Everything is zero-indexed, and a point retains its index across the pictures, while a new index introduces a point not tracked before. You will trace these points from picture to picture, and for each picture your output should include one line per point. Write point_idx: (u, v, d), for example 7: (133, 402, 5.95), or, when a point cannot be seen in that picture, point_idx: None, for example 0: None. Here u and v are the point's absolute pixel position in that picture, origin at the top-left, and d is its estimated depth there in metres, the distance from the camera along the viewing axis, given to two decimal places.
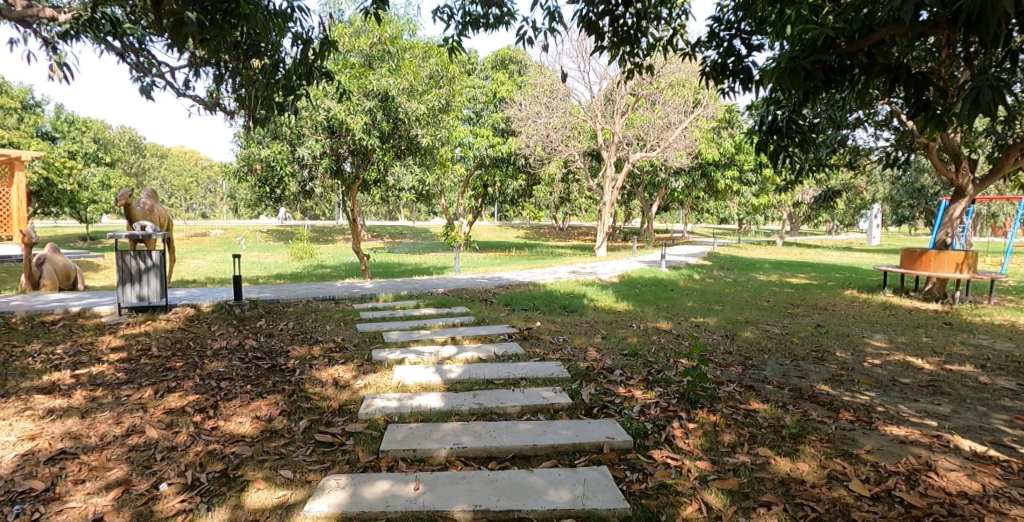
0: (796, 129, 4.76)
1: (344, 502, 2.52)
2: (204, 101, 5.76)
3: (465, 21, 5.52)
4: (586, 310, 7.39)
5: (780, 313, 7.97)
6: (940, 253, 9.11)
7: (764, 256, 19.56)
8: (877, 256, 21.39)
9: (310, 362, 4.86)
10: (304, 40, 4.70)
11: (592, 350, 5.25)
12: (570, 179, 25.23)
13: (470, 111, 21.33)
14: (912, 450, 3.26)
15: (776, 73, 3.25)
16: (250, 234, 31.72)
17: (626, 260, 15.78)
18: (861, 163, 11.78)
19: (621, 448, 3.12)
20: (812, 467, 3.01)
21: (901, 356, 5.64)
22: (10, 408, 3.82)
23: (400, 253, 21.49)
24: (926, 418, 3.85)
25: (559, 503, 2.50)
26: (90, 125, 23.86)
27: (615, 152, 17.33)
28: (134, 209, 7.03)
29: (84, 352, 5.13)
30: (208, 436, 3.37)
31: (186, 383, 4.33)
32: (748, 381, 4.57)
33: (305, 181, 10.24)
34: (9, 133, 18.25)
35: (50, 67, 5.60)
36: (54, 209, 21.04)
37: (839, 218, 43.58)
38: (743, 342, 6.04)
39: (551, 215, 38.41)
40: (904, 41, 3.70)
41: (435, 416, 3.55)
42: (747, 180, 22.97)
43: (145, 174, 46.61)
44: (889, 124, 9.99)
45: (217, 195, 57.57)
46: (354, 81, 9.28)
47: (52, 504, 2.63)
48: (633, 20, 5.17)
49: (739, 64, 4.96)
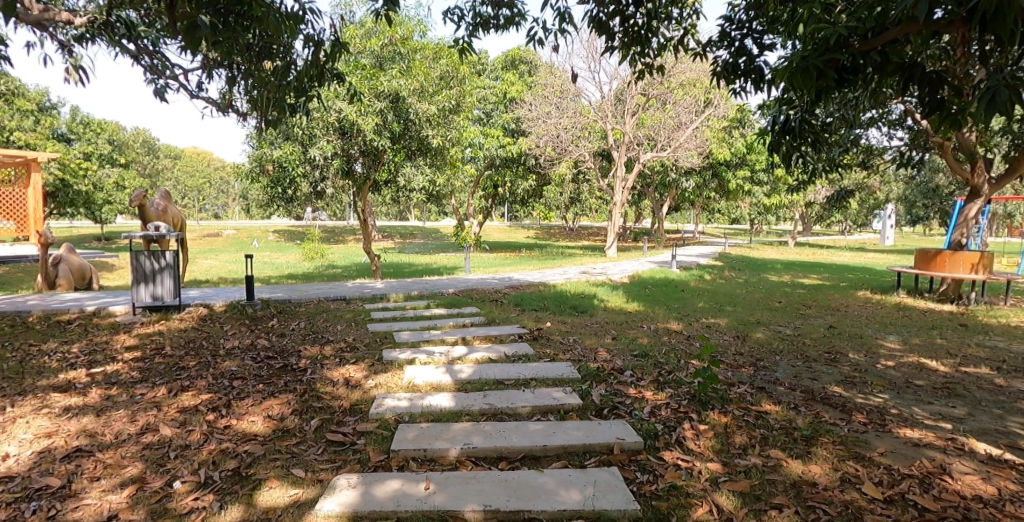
0: (809, 129, 4.71)
1: (355, 501, 2.53)
2: (217, 103, 5.80)
3: (475, 23, 5.53)
4: (597, 310, 7.39)
5: (792, 314, 7.92)
6: (955, 253, 8.98)
7: (777, 257, 19.32)
8: (891, 257, 21.34)
9: (321, 362, 4.90)
10: (316, 42, 4.71)
11: (602, 350, 5.25)
12: (581, 180, 25.28)
13: (481, 111, 21.24)
14: (926, 452, 3.22)
15: (788, 72, 3.22)
16: (262, 233, 32.01)
17: (638, 260, 15.66)
18: (875, 163, 11.63)
19: (631, 450, 3.12)
20: (825, 469, 2.99)
21: (915, 358, 5.58)
22: (28, 405, 3.89)
23: (411, 253, 21.75)
24: (941, 420, 3.82)
25: (569, 504, 2.50)
26: (106, 126, 24.16)
27: (626, 153, 17.20)
28: (148, 209, 7.09)
29: (99, 351, 5.20)
30: (222, 434, 3.41)
31: (200, 381, 4.38)
32: (759, 382, 4.55)
33: (317, 182, 10.33)
34: (26, 134, 18.67)
35: (66, 70, 5.68)
36: (70, 209, 21.35)
37: (852, 218, 43.48)
38: (755, 343, 6.02)
39: (561, 216, 38.46)
40: (918, 39, 3.67)
41: (445, 416, 3.56)
42: (759, 180, 22.95)
43: (159, 175, 46.92)
44: (904, 123, 9.86)
45: (230, 196, 58.71)
46: (365, 82, 9.29)
47: (68, 501, 2.67)
48: (644, 20, 5.15)
49: (750, 63, 4.93)
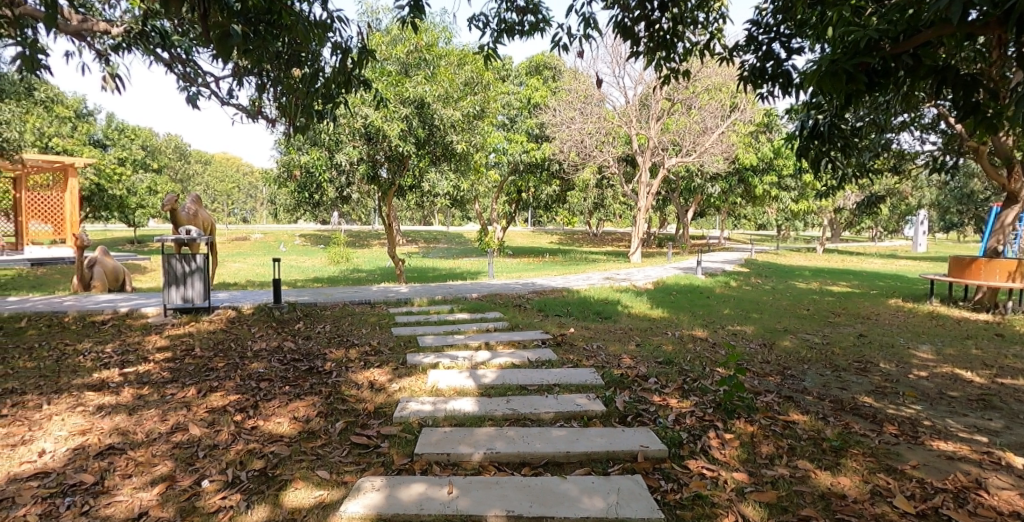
0: (838, 134, 4.62)
1: (379, 504, 2.55)
2: (247, 110, 5.93)
3: (500, 29, 5.55)
4: (621, 316, 7.34)
5: (820, 322, 7.77)
6: (990, 261, 8.70)
7: (806, 264, 18.96)
8: (924, 265, 20.81)
9: (346, 365, 4.96)
10: (344, 49, 4.78)
11: (626, 357, 5.21)
12: (604, 186, 25.19)
13: (505, 117, 21.36)
14: (961, 466, 3.12)
15: (816, 77, 3.15)
16: (289, 238, 32.59)
17: (662, 266, 15.52)
18: (907, 168, 11.35)
19: (656, 457, 3.09)
20: (855, 481, 2.92)
21: (949, 368, 5.42)
22: (64, 403, 4.01)
23: (434, 257, 21.93)
24: (976, 433, 3.70)
25: (592, 511, 2.48)
26: (139, 132, 24.89)
27: (651, 158, 17.08)
28: (179, 213, 7.26)
29: (132, 351, 5.34)
30: (249, 435, 3.47)
31: (228, 382, 4.47)
32: (787, 391, 4.46)
33: (343, 187, 10.47)
34: (64, 140, 19.37)
35: (103, 78, 5.87)
36: (105, 213, 22.01)
37: (884, 224, 42.49)
38: (782, 351, 5.91)
39: (584, 222, 38.33)
40: (952, 42, 3.58)
41: (468, 421, 3.57)
42: (787, 185, 22.56)
43: (190, 180, 48.04)
44: (937, 127, 9.62)
45: (258, 200, 59.87)
46: (391, 88, 9.42)
47: (101, 497, 2.75)
48: (669, 24, 5.12)
49: (778, 68, 4.86)
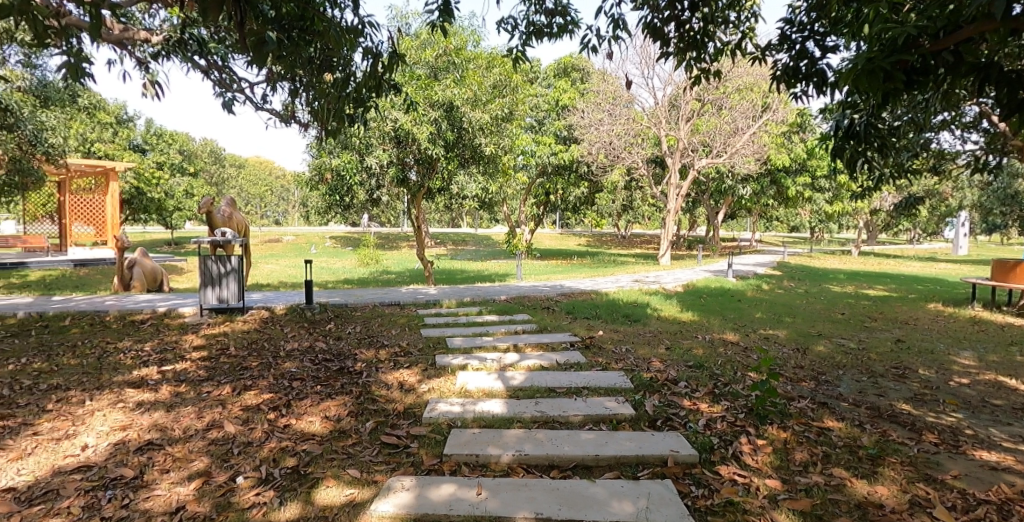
0: (875, 133, 4.50)
1: (409, 503, 2.58)
2: (280, 114, 6.07)
3: (530, 32, 5.57)
4: (650, 319, 7.28)
5: (856, 326, 7.57)
6: None
7: (840, 267, 18.50)
8: (966, 268, 20.09)
9: (376, 365, 5.03)
10: (375, 54, 4.85)
11: (656, 360, 5.16)
12: (632, 188, 25.02)
13: (532, 119, 21.40)
14: (1005, 478, 3.01)
15: (852, 75, 3.07)
16: (320, 240, 33.21)
17: (691, 269, 15.35)
18: (947, 169, 10.98)
19: (686, 462, 3.05)
20: (892, 490, 2.84)
21: (993, 376, 5.23)
22: (106, 399, 4.16)
23: (462, 259, 22.08)
24: (1022, 444, 3.56)
25: (622, 515, 2.47)
26: (177, 137, 25.67)
27: (680, 159, 16.89)
28: (215, 216, 7.46)
29: (169, 350, 5.51)
30: (282, 433, 3.55)
31: (261, 381, 4.57)
32: (821, 397, 4.36)
33: (373, 190, 10.61)
34: (107, 145, 20.14)
35: (144, 85, 6.08)
36: (144, 216, 22.76)
37: (923, 226, 41.19)
38: (816, 356, 5.78)
39: (612, 224, 38.10)
40: (996, 38, 3.45)
41: (497, 422, 3.58)
42: (820, 187, 22.05)
43: (224, 183, 49.31)
44: (979, 125, 9.29)
45: (290, 203, 61.09)
46: (421, 92, 9.56)
47: (141, 491, 2.84)
48: (700, 24, 5.07)
49: (812, 66, 4.76)
